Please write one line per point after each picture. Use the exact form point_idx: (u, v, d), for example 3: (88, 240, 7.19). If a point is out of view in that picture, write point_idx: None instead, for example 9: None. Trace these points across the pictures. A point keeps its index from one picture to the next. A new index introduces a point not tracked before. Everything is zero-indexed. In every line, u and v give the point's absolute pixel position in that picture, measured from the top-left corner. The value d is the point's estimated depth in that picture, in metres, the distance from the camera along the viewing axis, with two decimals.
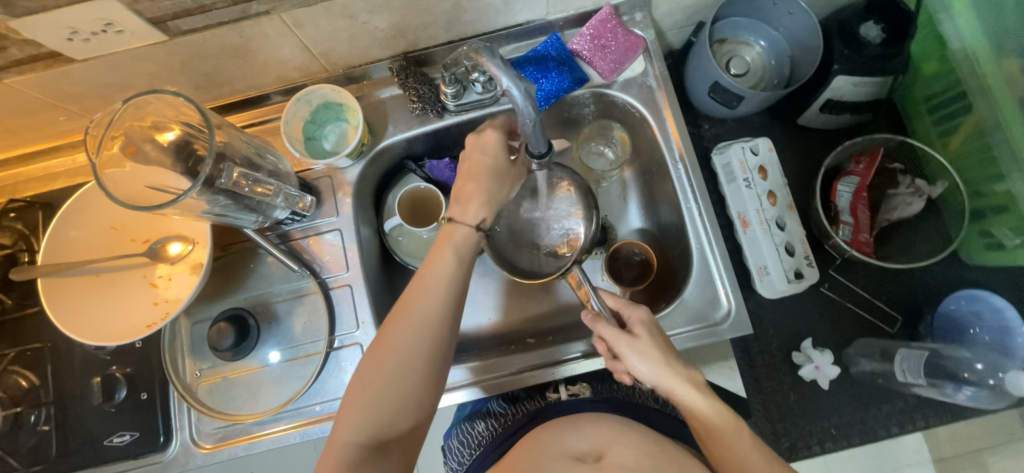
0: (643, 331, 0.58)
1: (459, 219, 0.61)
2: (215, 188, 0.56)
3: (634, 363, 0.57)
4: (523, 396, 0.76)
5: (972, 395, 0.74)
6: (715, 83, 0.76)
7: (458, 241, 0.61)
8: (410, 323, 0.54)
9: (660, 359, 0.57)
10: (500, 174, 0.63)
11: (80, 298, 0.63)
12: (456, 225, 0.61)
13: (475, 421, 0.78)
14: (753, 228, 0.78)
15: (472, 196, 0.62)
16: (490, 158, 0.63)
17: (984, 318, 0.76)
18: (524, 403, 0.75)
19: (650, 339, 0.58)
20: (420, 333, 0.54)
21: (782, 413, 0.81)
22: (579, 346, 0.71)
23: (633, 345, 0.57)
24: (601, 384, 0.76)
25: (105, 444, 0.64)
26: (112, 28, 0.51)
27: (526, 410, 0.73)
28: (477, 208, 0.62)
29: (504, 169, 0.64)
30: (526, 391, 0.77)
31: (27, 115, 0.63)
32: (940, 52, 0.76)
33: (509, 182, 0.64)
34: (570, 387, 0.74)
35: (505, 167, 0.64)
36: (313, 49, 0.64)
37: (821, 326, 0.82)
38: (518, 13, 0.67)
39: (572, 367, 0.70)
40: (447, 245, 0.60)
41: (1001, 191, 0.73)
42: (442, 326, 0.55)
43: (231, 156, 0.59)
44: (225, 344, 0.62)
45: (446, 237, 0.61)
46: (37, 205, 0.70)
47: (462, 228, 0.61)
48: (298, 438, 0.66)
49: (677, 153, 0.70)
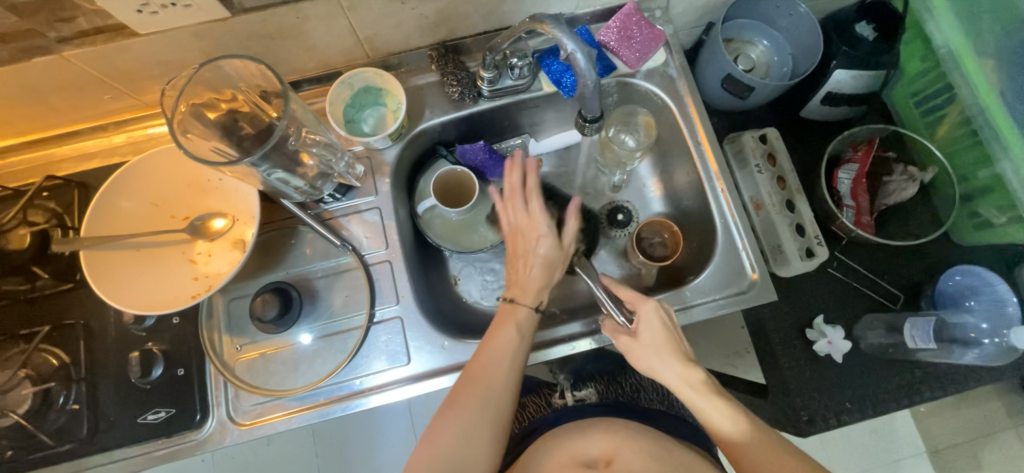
0: (647, 331, 0.61)
1: (520, 301, 0.65)
2: (280, 152, 0.57)
3: (638, 363, 0.61)
4: (532, 403, 0.84)
5: (979, 355, 0.80)
6: (727, 75, 0.82)
7: (521, 318, 0.64)
8: (476, 393, 0.58)
9: (661, 360, 0.59)
10: (551, 256, 0.67)
11: (123, 270, 0.62)
12: (516, 305, 0.65)
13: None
14: (766, 209, 0.83)
15: (529, 281, 0.67)
16: (542, 247, 0.67)
17: (978, 291, 0.81)
18: (531, 410, 0.83)
19: (653, 342, 0.60)
20: (487, 396, 0.59)
21: (799, 389, 0.85)
22: (574, 327, 0.71)
23: (637, 346, 0.60)
24: (609, 389, 0.82)
25: (138, 423, 0.63)
26: (182, 1, 0.54)
27: (531, 416, 0.81)
28: (534, 290, 0.66)
29: (557, 255, 0.68)
30: (534, 398, 0.85)
31: (73, 91, 0.64)
32: (926, 50, 0.84)
33: (559, 264, 0.68)
34: (576, 393, 0.81)
35: (557, 254, 0.68)
36: (359, 33, 0.67)
37: (831, 305, 0.87)
38: (552, 6, 0.72)
39: (568, 348, 0.69)
40: (510, 320, 0.63)
41: (986, 175, 0.81)
42: (506, 399, 0.60)
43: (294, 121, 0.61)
44: (269, 315, 0.63)
45: (509, 315, 0.64)
46: (73, 184, 0.70)
47: (524, 308, 0.65)
48: (339, 412, 0.65)
49: (699, 136, 0.75)
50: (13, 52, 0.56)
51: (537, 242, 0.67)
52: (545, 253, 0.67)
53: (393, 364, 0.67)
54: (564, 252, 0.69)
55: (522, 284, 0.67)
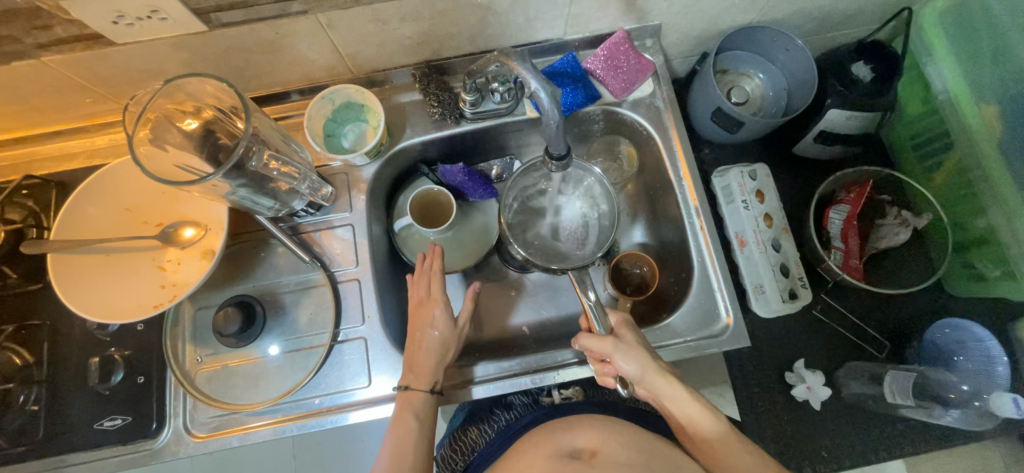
0: (628, 334, 0.63)
1: (414, 387, 0.63)
2: (246, 171, 0.58)
3: (621, 364, 0.60)
4: (517, 402, 0.77)
5: (958, 417, 0.77)
6: (718, 108, 0.80)
7: (417, 405, 0.63)
8: None
9: (644, 359, 0.60)
10: (444, 340, 0.66)
11: (88, 276, 0.62)
12: (412, 392, 0.63)
13: (468, 428, 0.78)
14: (750, 247, 0.82)
15: (424, 363, 0.64)
16: (436, 327, 0.66)
17: (968, 347, 0.78)
18: (517, 409, 0.76)
19: (635, 342, 0.62)
20: None
21: (775, 434, 0.84)
22: (563, 355, 0.70)
23: (619, 345, 0.61)
24: (595, 390, 0.78)
25: (95, 428, 0.63)
26: (157, 15, 0.54)
27: (520, 415, 0.75)
28: (428, 372, 0.64)
29: (450, 335, 0.67)
30: (519, 397, 0.78)
31: (54, 94, 0.64)
32: (925, 94, 0.82)
33: (452, 348, 0.67)
34: (563, 391, 0.77)
35: (452, 335, 0.67)
36: (341, 50, 0.67)
37: (812, 348, 0.86)
38: (538, 32, 0.71)
39: (555, 375, 0.68)
40: (406, 411, 0.62)
41: (981, 226, 0.78)
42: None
43: (265, 139, 0.61)
44: (230, 330, 0.63)
45: (405, 403, 0.62)
46: (52, 184, 0.70)
47: (419, 393, 0.63)
48: (296, 430, 0.64)
49: (681, 171, 0.74)
50: None
51: (432, 324, 0.67)
52: (439, 336, 0.66)
53: (353, 386, 0.66)
54: (458, 333, 0.68)
55: (416, 366, 0.64)
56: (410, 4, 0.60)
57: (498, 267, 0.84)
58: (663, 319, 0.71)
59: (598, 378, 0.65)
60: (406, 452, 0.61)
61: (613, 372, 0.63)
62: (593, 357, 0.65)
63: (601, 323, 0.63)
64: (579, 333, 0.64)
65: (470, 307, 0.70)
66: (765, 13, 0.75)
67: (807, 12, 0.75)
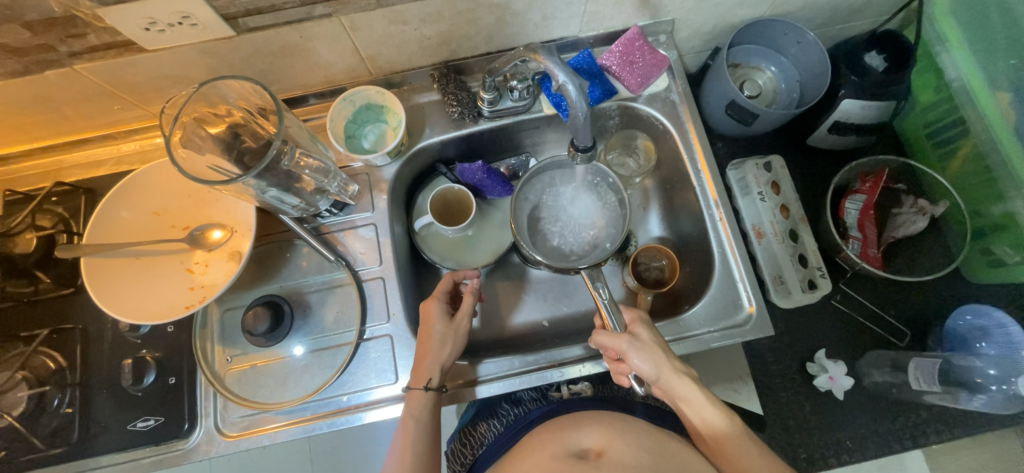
0: (643, 332, 0.62)
1: (412, 383, 0.63)
2: (281, 169, 0.60)
3: (636, 363, 0.60)
4: (526, 397, 0.76)
5: (985, 402, 0.79)
6: (732, 101, 0.79)
7: (414, 403, 0.63)
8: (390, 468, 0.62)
9: (657, 358, 0.61)
10: (445, 333, 0.66)
11: (120, 279, 0.64)
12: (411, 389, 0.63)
13: (477, 422, 0.78)
14: (767, 238, 0.82)
15: (435, 354, 0.64)
16: (437, 321, 0.66)
17: (989, 333, 0.80)
18: (526, 404, 0.75)
19: (650, 341, 0.62)
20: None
21: (797, 425, 0.84)
22: (577, 350, 0.70)
23: (634, 343, 0.60)
24: (603, 385, 0.77)
25: (128, 430, 0.64)
26: (188, 21, 0.55)
27: (528, 410, 0.74)
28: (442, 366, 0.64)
29: (449, 330, 0.66)
30: (527, 392, 0.77)
31: (84, 102, 0.66)
32: (938, 82, 0.83)
33: (450, 342, 0.66)
34: (572, 386, 0.76)
35: (451, 330, 0.66)
36: (362, 52, 0.68)
37: (831, 338, 0.87)
38: (555, 30, 0.72)
39: (577, 369, 0.68)
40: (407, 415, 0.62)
41: (998, 212, 0.79)
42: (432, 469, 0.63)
43: (297, 142, 0.63)
44: (259, 329, 0.64)
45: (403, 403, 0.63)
46: (80, 190, 0.72)
47: (417, 390, 0.63)
48: (325, 428, 0.65)
49: (698, 163, 0.75)
50: (26, 65, 0.57)
51: (433, 318, 0.66)
52: (440, 330, 0.66)
53: (377, 385, 0.67)
54: (459, 326, 0.67)
55: (428, 362, 0.63)
56: (431, 5, 0.61)
57: (517, 264, 0.84)
58: (680, 312, 0.72)
59: (613, 376, 0.66)
60: (407, 443, 0.61)
61: (627, 371, 0.63)
62: (608, 355, 0.65)
63: (615, 320, 0.63)
64: (594, 330, 0.64)
65: (471, 302, 0.69)
66: (778, 7, 0.75)
67: (819, 5, 0.76)
